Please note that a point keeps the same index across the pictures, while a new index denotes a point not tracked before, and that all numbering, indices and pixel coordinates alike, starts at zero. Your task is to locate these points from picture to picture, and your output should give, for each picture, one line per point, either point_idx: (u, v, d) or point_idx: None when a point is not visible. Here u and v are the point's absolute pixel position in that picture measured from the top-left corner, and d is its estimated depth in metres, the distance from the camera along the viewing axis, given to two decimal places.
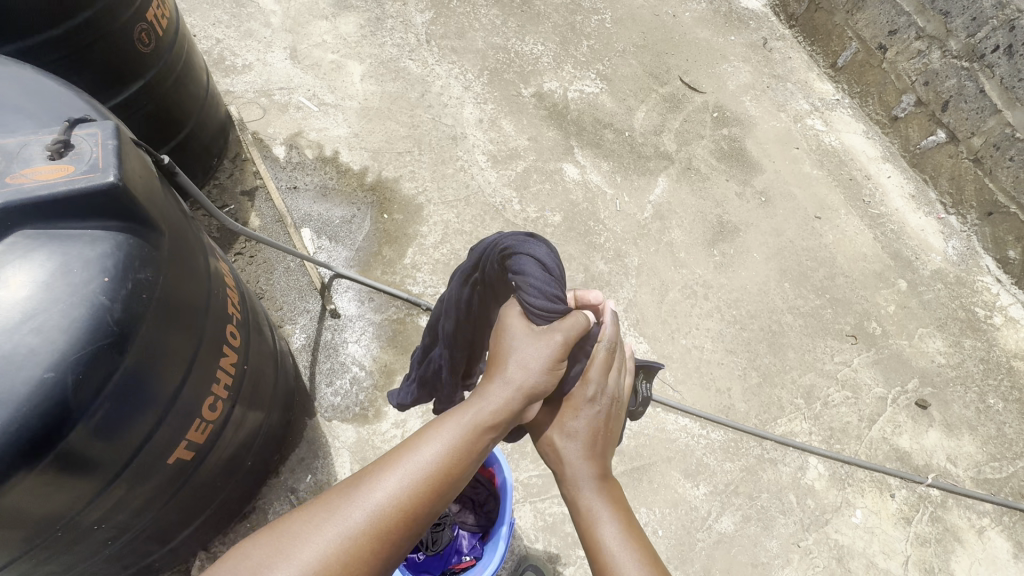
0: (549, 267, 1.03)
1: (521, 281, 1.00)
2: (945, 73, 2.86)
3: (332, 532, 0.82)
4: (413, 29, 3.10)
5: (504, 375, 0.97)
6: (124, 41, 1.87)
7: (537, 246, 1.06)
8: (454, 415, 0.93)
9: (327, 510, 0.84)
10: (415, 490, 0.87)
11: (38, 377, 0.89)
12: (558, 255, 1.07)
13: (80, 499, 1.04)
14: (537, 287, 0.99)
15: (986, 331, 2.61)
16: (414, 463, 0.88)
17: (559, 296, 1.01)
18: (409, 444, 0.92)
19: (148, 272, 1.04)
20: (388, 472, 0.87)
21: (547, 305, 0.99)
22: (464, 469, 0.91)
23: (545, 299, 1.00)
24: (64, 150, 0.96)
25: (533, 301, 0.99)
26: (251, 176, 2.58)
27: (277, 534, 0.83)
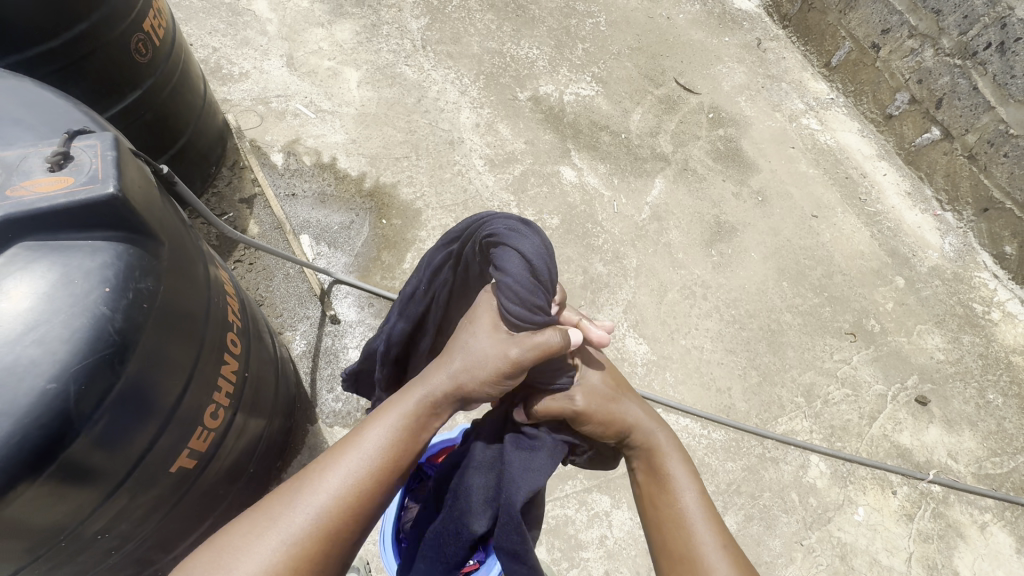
0: (535, 267, 1.01)
1: (503, 282, 1.00)
2: (938, 71, 2.87)
3: (276, 537, 0.89)
4: (408, 35, 3.11)
5: (443, 370, 1.03)
6: (121, 51, 1.88)
7: (529, 239, 1.02)
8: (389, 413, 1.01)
9: (267, 518, 0.91)
10: (354, 487, 0.94)
11: (40, 388, 0.89)
12: (552, 253, 1.04)
13: (83, 509, 1.04)
14: (517, 291, 0.99)
15: (984, 326, 2.62)
16: (344, 467, 0.95)
17: (541, 308, 1.02)
18: (347, 442, 0.99)
19: (148, 282, 1.04)
20: (324, 475, 0.94)
21: (522, 312, 1.00)
22: (401, 462, 0.99)
23: (522, 305, 1.00)
24: (64, 162, 0.97)
25: (513, 308, 1.00)
26: (250, 184, 2.59)
27: (219, 549, 0.89)
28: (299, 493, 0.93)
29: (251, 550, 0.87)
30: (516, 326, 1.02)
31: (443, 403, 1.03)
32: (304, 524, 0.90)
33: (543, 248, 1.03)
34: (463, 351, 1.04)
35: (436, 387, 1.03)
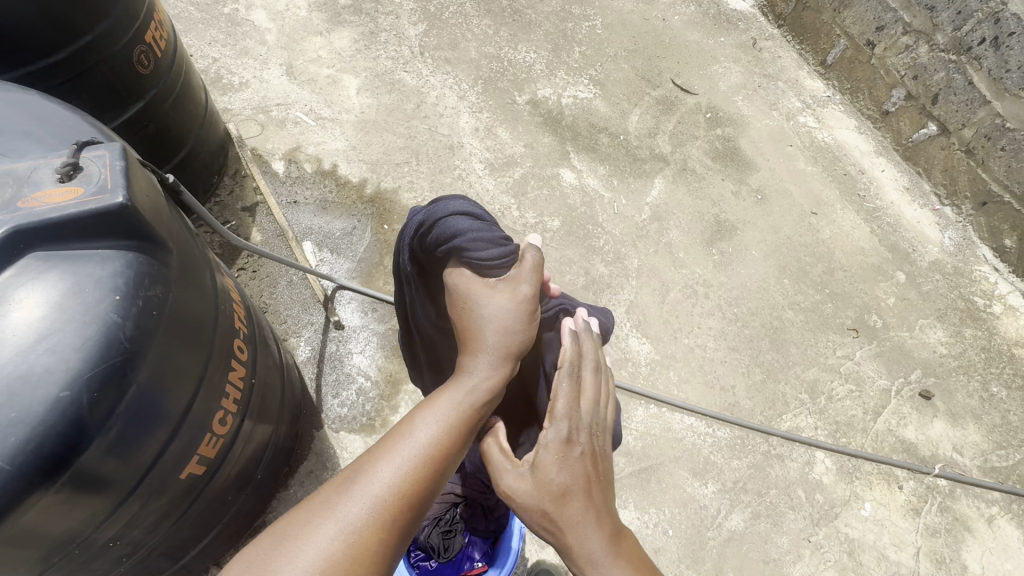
0: (478, 216, 1.09)
1: (463, 241, 1.02)
2: (933, 67, 2.89)
3: (332, 528, 0.78)
4: (406, 41, 3.13)
5: (480, 347, 0.98)
6: (124, 64, 1.90)
7: (452, 204, 1.11)
8: (442, 399, 0.93)
9: (320, 508, 0.80)
10: (415, 475, 0.84)
11: (54, 396, 0.90)
12: (474, 207, 1.13)
13: (96, 517, 1.05)
14: (483, 237, 1.02)
15: (986, 320, 2.63)
16: (402, 454, 0.85)
17: (505, 243, 1.04)
18: (398, 430, 0.89)
19: (158, 289, 1.05)
20: (380, 462, 0.84)
21: (499, 251, 1.02)
22: (458, 450, 0.90)
23: (494, 245, 1.03)
24: (74, 172, 0.98)
25: (484, 254, 1.01)
26: (252, 192, 2.60)
27: (271, 542, 0.78)
28: (354, 480, 0.83)
29: (307, 542, 0.76)
30: (499, 268, 1.02)
31: (492, 386, 0.96)
32: (363, 515, 0.80)
33: (466, 202, 1.13)
34: (489, 319, 0.99)
35: (482, 367, 0.96)
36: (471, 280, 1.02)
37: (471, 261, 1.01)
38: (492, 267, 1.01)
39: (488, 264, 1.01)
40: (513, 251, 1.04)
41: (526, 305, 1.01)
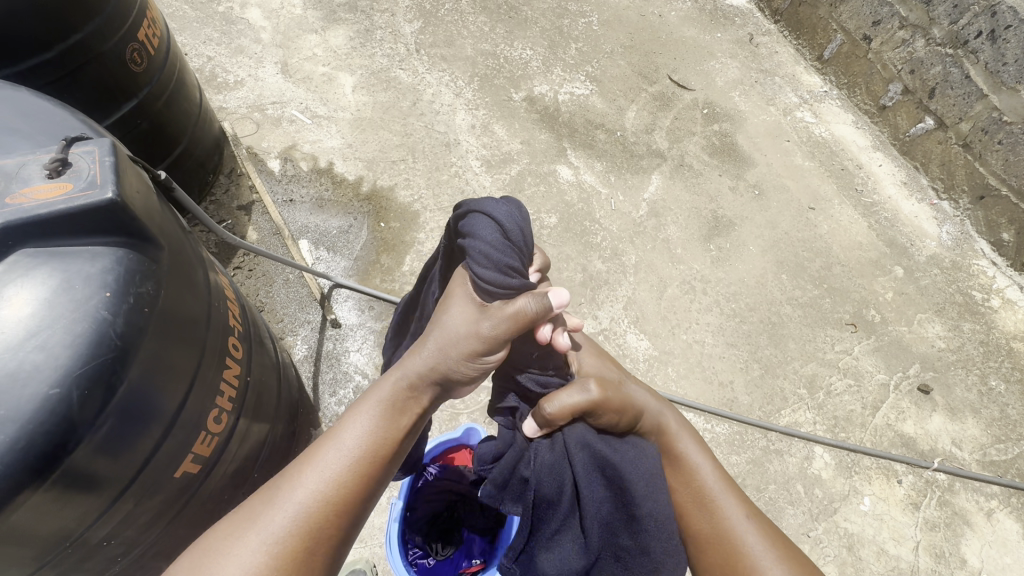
0: (507, 231, 1.10)
1: (472, 248, 1.09)
2: (930, 60, 2.88)
3: (256, 536, 0.91)
4: (402, 39, 3.12)
5: (415, 355, 1.09)
6: (117, 61, 1.89)
7: (501, 208, 1.12)
8: (364, 408, 1.05)
9: (247, 519, 0.94)
10: (335, 482, 0.97)
11: (43, 393, 0.90)
12: (518, 221, 1.12)
13: (89, 516, 1.04)
14: (481, 256, 1.07)
15: (984, 314, 2.63)
16: (324, 464, 0.98)
17: (506, 272, 1.08)
18: (323, 441, 1.02)
19: (149, 286, 1.04)
20: (304, 474, 0.97)
21: (489, 277, 1.07)
22: (379, 459, 1.01)
23: (489, 269, 1.07)
24: (62, 169, 0.97)
25: (481, 274, 1.07)
26: (247, 191, 2.59)
27: (207, 550, 0.92)
28: (280, 492, 0.96)
29: (235, 551, 0.89)
30: (487, 295, 1.08)
31: (422, 387, 1.08)
32: (286, 518, 0.93)
33: (513, 214, 1.13)
34: (440, 337, 1.08)
35: (407, 373, 1.07)
36: (471, 289, 1.11)
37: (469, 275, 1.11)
38: (481, 292, 1.09)
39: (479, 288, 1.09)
40: (506, 288, 1.08)
41: (478, 338, 1.06)
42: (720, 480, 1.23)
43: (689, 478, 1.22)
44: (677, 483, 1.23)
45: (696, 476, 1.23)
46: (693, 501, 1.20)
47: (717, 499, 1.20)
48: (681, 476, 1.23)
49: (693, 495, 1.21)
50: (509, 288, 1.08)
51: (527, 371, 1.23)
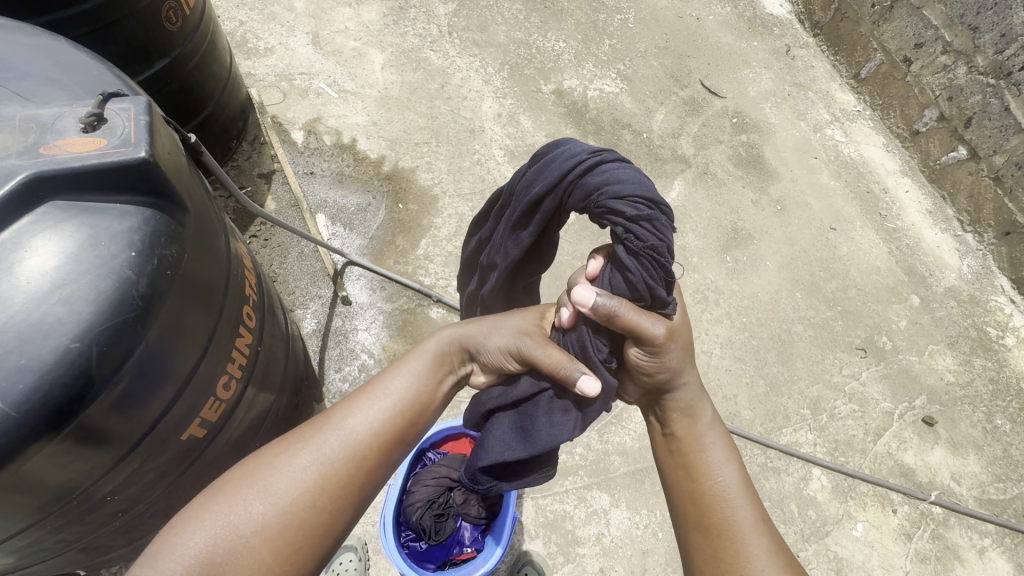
0: (625, 187, 1.02)
1: (615, 185, 1.02)
2: (970, 89, 2.84)
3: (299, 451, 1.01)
4: (435, 20, 3.09)
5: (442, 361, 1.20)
6: (152, 18, 1.88)
7: (630, 181, 1.03)
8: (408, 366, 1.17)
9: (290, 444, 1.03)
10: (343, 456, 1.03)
11: (63, 346, 0.90)
12: (639, 181, 1.03)
13: (95, 471, 1.05)
14: (622, 195, 1.01)
15: (997, 351, 2.60)
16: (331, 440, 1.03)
17: (632, 215, 1.00)
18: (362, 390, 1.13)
19: (174, 249, 1.05)
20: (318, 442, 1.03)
21: (630, 211, 1.00)
22: (405, 409, 1.11)
23: (628, 210, 1.00)
24: (97, 124, 0.97)
25: (609, 201, 1.02)
26: (269, 160, 2.59)
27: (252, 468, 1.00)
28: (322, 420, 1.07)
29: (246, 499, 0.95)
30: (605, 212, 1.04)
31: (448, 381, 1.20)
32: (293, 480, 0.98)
33: (631, 180, 1.03)
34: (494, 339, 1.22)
35: (442, 342, 1.22)
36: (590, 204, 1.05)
37: (591, 189, 1.05)
38: (614, 193, 1.02)
39: (606, 186, 1.03)
40: (659, 199, 1.02)
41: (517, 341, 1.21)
42: (744, 486, 1.15)
43: (707, 472, 1.16)
44: (694, 470, 1.17)
45: (715, 475, 1.16)
46: (707, 493, 1.14)
47: (734, 501, 1.12)
48: (698, 471, 1.17)
49: (711, 491, 1.14)
50: (662, 201, 1.04)
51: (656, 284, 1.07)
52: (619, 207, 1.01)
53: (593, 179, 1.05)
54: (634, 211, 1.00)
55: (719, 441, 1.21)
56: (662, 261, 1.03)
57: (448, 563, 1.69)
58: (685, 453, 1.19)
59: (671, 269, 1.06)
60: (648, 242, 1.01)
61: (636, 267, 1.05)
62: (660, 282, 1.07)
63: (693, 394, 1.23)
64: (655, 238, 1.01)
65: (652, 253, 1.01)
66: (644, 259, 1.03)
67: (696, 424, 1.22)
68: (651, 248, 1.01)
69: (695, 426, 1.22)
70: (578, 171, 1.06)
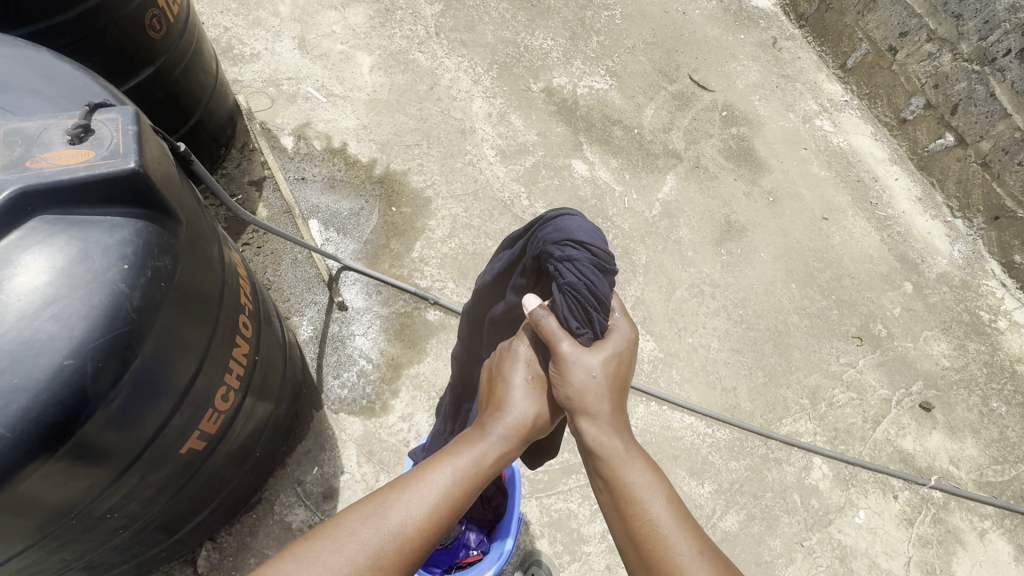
0: (569, 229, 1.01)
1: (557, 225, 1.03)
2: (955, 76, 2.87)
3: (354, 549, 0.88)
4: (422, 21, 3.07)
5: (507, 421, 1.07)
6: (135, 26, 1.86)
7: (576, 224, 1.02)
8: (469, 449, 1.02)
9: (341, 535, 0.89)
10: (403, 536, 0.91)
11: (57, 363, 0.88)
12: (591, 231, 1.02)
13: (93, 488, 1.03)
14: (558, 233, 1.02)
15: (990, 334, 2.62)
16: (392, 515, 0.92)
17: (557, 249, 1.01)
18: (416, 473, 0.98)
19: (167, 260, 1.03)
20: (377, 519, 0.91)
21: (562, 250, 1.00)
22: (468, 503, 0.99)
23: (561, 247, 1.00)
24: (84, 135, 0.95)
25: (547, 236, 1.03)
26: (259, 166, 2.56)
27: (300, 561, 0.85)
28: (374, 510, 0.92)
29: None
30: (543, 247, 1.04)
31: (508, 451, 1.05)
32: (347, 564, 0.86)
33: (582, 226, 1.02)
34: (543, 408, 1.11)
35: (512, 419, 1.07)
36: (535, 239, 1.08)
37: (538, 236, 1.07)
38: (555, 234, 1.02)
39: (550, 227, 1.04)
40: (590, 244, 1.00)
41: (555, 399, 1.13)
42: (677, 515, 0.99)
43: (636, 511, 0.99)
44: (625, 510, 1.01)
45: (644, 513, 0.99)
46: (639, 537, 0.98)
47: (670, 537, 0.96)
48: (628, 511, 1.00)
49: (642, 534, 0.98)
50: (596, 243, 1.01)
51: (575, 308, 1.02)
52: (551, 248, 1.02)
53: (547, 223, 1.06)
54: (563, 250, 1.00)
55: (643, 469, 1.04)
56: (583, 299, 1.01)
57: (455, 567, 1.65)
58: (610, 495, 1.03)
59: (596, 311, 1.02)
60: (568, 278, 1.00)
61: (559, 300, 1.03)
62: (579, 316, 1.03)
63: (604, 427, 1.05)
64: (575, 280, 1.00)
65: (571, 287, 1.00)
66: (568, 295, 1.01)
67: (614, 458, 1.04)
68: (569, 284, 1.00)
69: (615, 463, 1.04)
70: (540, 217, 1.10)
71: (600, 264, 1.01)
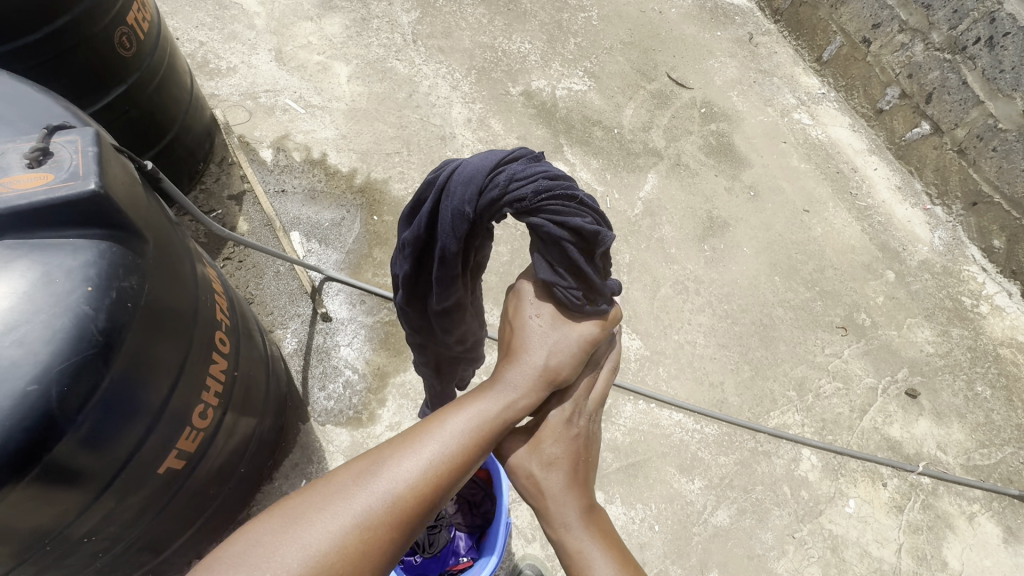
0: (477, 168, 0.96)
1: (461, 179, 0.96)
2: (928, 65, 2.90)
3: (355, 505, 0.83)
4: (399, 29, 3.08)
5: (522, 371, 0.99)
6: (104, 45, 1.85)
7: (471, 162, 0.97)
8: (479, 402, 0.95)
9: (336, 493, 0.84)
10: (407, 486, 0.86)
11: (21, 389, 0.88)
12: (490, 154, 0.97)
13: (68, 513, 1.03)
14: (468, 179, 0.95)
15: (972, 319, 2.65)
16: (397, 469, 0.86)
17: (497, 185, 0.95)
18: (424, 426, 0.92)
19: (133, 280, 1.02)
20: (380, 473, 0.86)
21: (495, 182, 0.95)
22: (481, 454, 0.93)
23: (490, 180, 0.95)
24: (42, 158, 0.95)
25: (463, 192, 0.96)
26: (239, 180, 2.55)
27: (288, 519, 0.80)
28: (374, 465, 0.87)
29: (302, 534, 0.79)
30: (477, 198, 0.95)
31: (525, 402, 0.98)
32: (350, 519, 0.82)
33: (479, 161, 0.96)
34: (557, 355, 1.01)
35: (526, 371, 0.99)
36: (454, 208, 0.98)
37: (449, 207, 0.98)
38: (471, 180, 0.95)
39: (457, 180, 0.97)
40: (503, 158, 0.96)
41: (589, 341, 1.03)
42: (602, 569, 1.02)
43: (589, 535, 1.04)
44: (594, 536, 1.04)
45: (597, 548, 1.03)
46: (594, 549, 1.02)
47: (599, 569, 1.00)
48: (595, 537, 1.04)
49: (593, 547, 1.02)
50: (502, 155, 0.97)
51: (574, 221, 0.95)
52: (487, 198, 0.95)
53: (450, 185, 0.99)
54: (500, 179, 0.94)
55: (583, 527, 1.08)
56: (559, 193, 0.95)
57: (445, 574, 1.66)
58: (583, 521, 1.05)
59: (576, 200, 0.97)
60: (528, 189, 0.93)
61: (559, 222, 0.94)
62: (577, 214, 0.96)
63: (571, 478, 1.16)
64: (535, 188, 0.94)
65: (550, 197, 0.94)
66: (552, 205, 0.94)
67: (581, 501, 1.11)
68: (541, 193, 0.94)
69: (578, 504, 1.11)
70: (439, 190, 1.01)
71: (528, 161, 0.98)
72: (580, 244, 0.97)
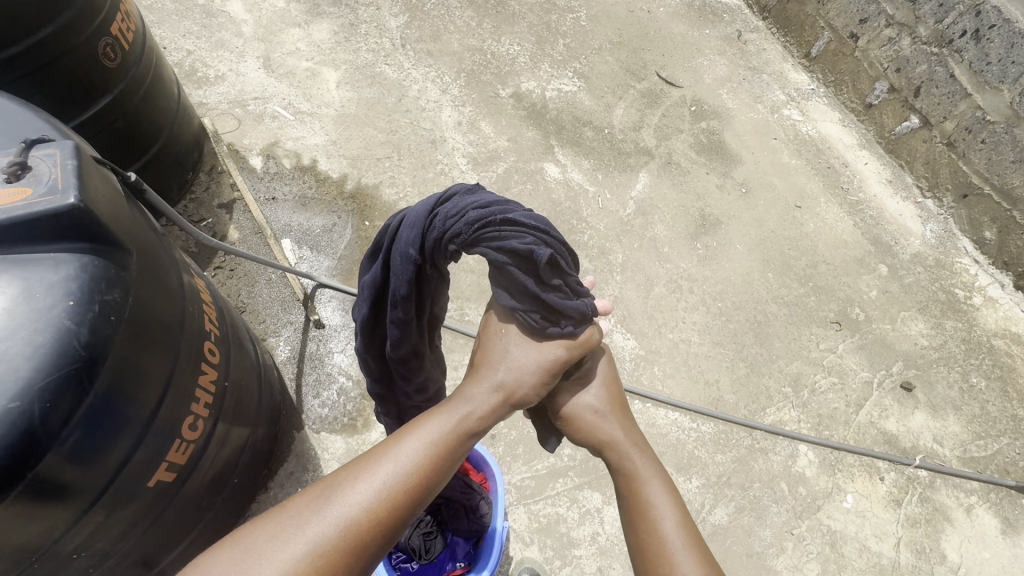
0: (419, 213, 1.03)
1: (409, 223, 1.04)
2: (915, 59, 2.91)
3: (307, 533, 0.83)
4: (388, 34, 3.07)
5: (479, 388, 1.00)
6: (88, 56, 1.84)
7: (416, 208, 1.05)
8: (436, 420, 0.97)
9: (288, 520, 0.84)
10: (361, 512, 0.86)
11: (3, 407, 0.87)
12: (431, 198, 1.04)
13: (55, 529, 1.02)
14: (413, 222, 1.03)
15: (966, 311, 2.66)
16: (350, 492, 0.87)
17: (436, 225, 1.00)
18: (381, 447, 0.93)
19: (117, 293, 1.01)
20: (333, 499, 0.87)
21: (434, 222, 1.01)
22: (440, 473, 0.93)
23: (430, 222, 1.01)
24: (21, 173, 0.94)
25: (409, 234, 1.03)
26: (228, 188, 2.54)
27: (240, 550, 0.81)
28: (327, 490, 0.88)
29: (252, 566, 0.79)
30: (421, 239, 1.02)
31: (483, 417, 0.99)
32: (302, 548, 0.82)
33: (422, 206, 1.04)
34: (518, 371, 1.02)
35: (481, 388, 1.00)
36: (403, 248, 1.05)
37: (398, 250, 1.05)
38: (415, 223, 1.03)
39: (405, 225, 1.05)
40: (444, 199, 1.02)
41: (553, 361, 1.02)
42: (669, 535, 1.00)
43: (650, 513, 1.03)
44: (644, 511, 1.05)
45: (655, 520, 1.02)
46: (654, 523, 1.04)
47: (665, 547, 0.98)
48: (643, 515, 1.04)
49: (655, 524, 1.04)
50: (442, 198, 1.04)
51: (513, 245, 0.95)
52: (429, 239, 1.02)
53: (399, 230, 1.06)
54: (440, 219, 1.00)
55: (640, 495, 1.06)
56: (495, 221, 0.96)
57: None
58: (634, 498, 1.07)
59: (518, 224, 0.96)
60: (463, 224, 0.97)
61: (497, 249, 0.96)
62: (518, 238, 0.95)
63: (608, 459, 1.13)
64: (467, 222, 0.97)
65: (486, 227, 0.96)
66: (488, 235, 0.96)
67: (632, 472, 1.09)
68: (476, 226, 0.96)
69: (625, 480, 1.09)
70: (392, 236, 1.10)
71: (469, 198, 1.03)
72: (522, 269, 0.97)
